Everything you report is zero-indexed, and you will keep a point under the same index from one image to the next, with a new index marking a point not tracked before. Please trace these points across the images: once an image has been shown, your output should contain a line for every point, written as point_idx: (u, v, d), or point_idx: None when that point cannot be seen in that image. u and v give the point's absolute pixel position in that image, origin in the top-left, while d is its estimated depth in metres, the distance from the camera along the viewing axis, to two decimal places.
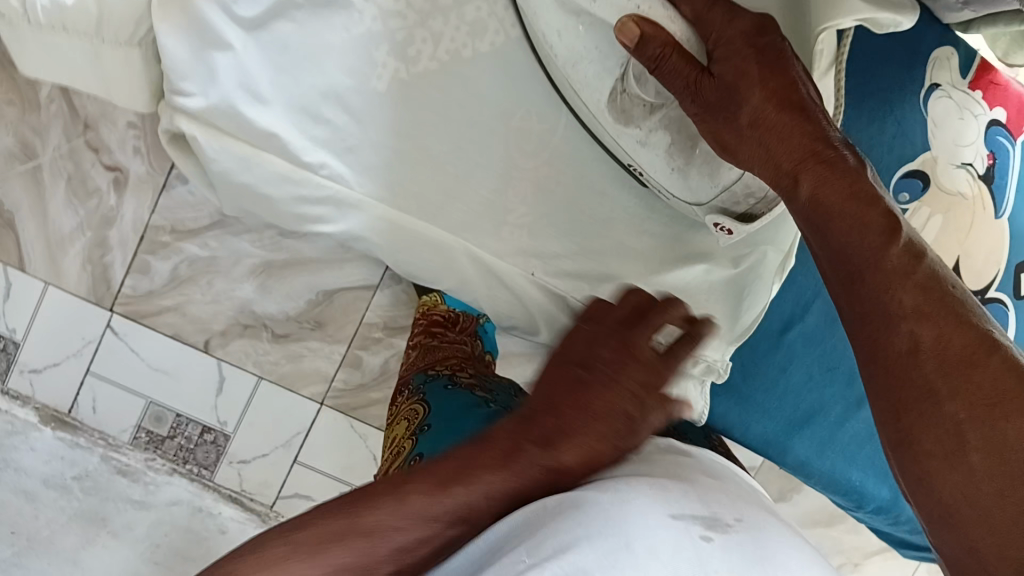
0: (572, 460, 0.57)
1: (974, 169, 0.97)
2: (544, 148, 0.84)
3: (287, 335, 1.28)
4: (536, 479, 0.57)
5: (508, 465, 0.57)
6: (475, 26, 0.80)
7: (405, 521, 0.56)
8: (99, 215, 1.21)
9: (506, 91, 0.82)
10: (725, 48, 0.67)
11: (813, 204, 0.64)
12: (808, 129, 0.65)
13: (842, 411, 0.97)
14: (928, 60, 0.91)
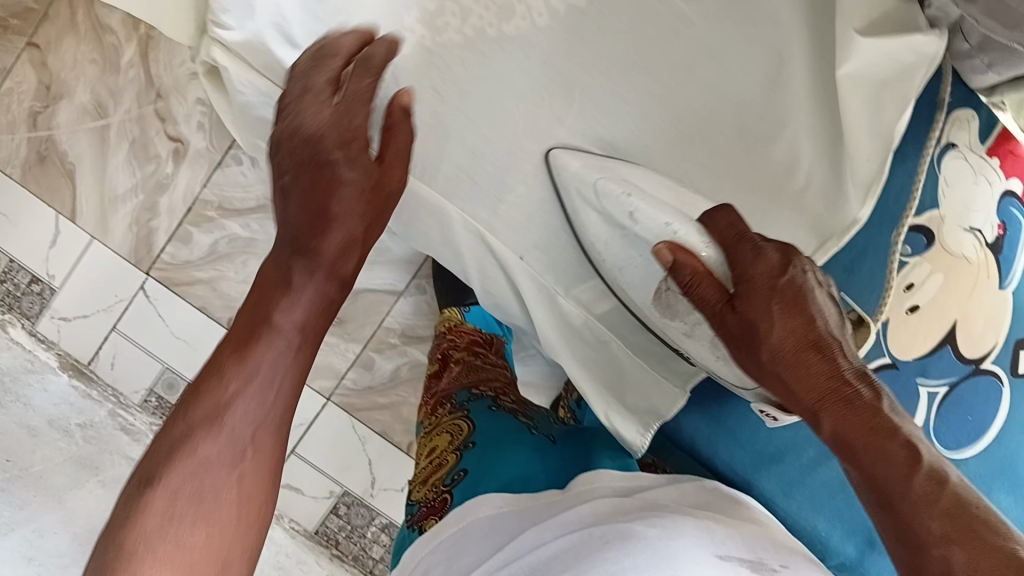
0: (336, 250, 0.52)
1: (982, 237, 0.67)
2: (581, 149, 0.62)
3: None
4: (329, 284, 0.52)
5: (292, 288, 0.50)
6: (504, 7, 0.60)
7: (237, 389, 0.45)
8: (154, 181, 1.07)
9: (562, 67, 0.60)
10: (746, 284, 0.49)
11: (840, 449, 0.45)
12: (822, 364, 0.46)
13: (817, 455, 0.68)
14: (950, 119, 0.66)
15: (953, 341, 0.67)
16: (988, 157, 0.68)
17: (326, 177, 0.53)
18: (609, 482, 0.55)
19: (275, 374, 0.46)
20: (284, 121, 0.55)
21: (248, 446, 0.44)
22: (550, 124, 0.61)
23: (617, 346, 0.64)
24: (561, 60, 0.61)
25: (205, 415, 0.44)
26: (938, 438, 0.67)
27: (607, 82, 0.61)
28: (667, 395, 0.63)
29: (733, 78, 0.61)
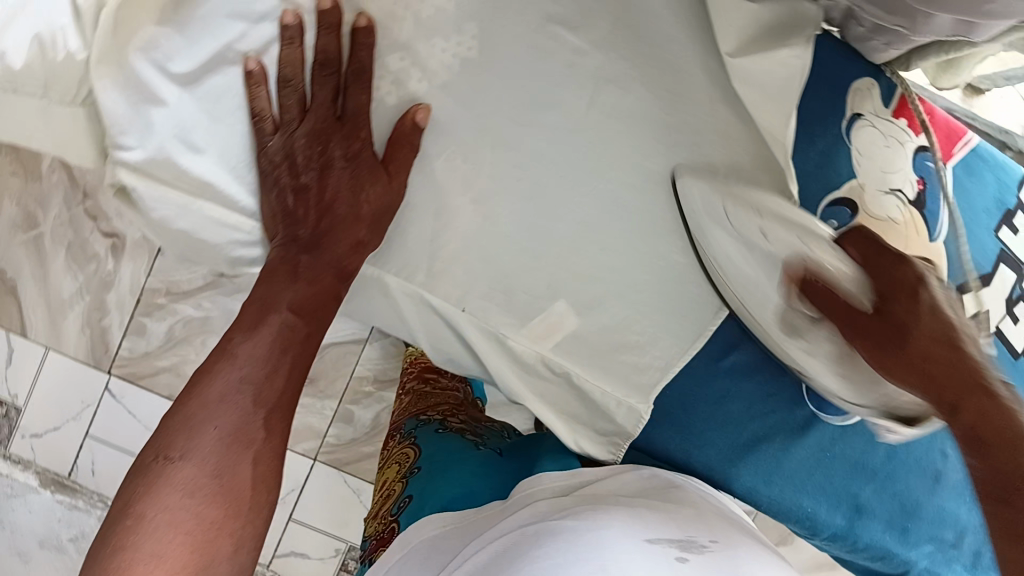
0: (340, 246, 0.57)
1: (904, 195, 0.69)
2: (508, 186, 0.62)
3: None
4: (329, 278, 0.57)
5: (300, 277, 0.56)
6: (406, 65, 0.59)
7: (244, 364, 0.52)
8: (98, 280, 1.05)
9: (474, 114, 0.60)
10: (892, 288, 0.53)
11: (975, 447, 0.50)
12: (960, 363, 0.51)
13: (788, 438, 0.69)
14: (851, 92, 0.67)
15: None
16: (895, 119, 0.69)
17: (337, 180, 0.56)
18: (548, 487, 0.63)
19: (257, 357, 0.52)
20: (287, 135, 0.56)
21: (255, 432, 0.50)
22: (471, 170, 0.61)
23: (578, 373, 0.65)
24: (464, 112, 0.60)
25: (214, 396, 0.50)
26: None
27: (518, 120, 0.61)
28: (628, 411, 0.67)
29: (635, 97, 0.62)
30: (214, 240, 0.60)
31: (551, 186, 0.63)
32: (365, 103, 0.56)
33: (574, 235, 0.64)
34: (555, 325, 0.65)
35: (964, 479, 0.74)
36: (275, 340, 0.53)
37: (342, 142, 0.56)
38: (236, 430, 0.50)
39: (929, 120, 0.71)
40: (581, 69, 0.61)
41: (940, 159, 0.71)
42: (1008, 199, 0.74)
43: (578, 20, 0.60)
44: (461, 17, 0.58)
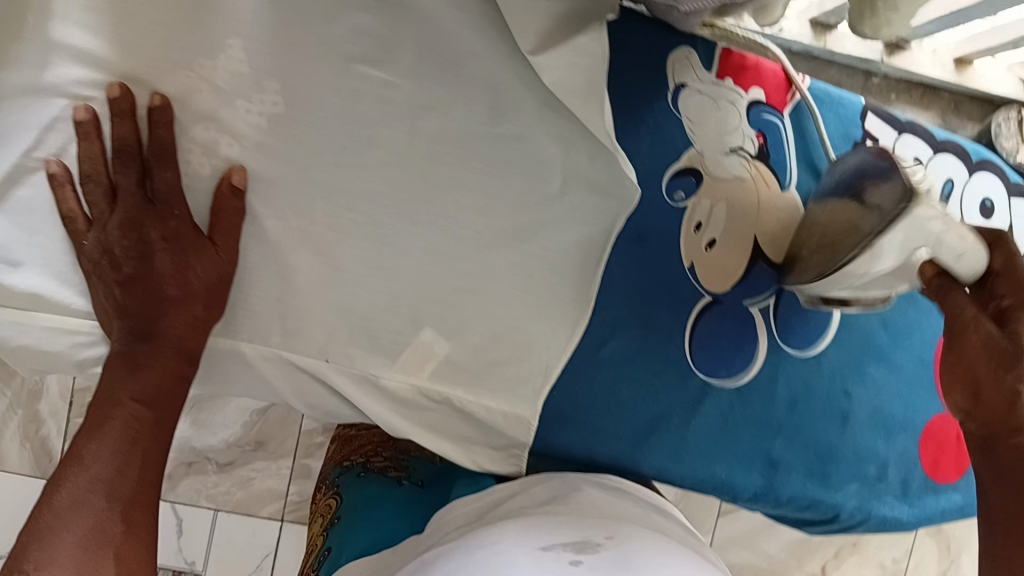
0: (175, 329, 0.56)
1: (746, 153, 0.70)
2: (361, 225, 0.62)
3: (232, 463, 1.26)
4: (170, 360, 0.56)
5: (138, 368, 0.56)
6: (229, 129, 0.59)
7: (90, 463, 0.53)
8: (27, 391, 1.03)
9: (309, 161, 0.60)
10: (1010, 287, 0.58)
11: None
12: None
13: (686, 412, 0.69)
14: (670, 63, 0.67)
15: (760, 253, 0.70)
16: (721, 80, 0.70)
17: (161, 263, 0.56)
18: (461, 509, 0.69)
19: (106, 453, 0.54)
20: (101, 231, 0.55)
21: (113, 527, 0.53)
22: (318, 217, 0.61)
23: (461, 395, 0.64)
24: (286, 167, 0.60)
25: (67, 504, 0.52)
26: (784, 343, 0.71)
27: (343, 164, 0.61)
28: (516, 422, 0.65)
29: (453, 118, 0.63)
30: (56, 348, 0.58)
31: (403, 214, 0.63)
32: (173, 179, 0.56)
33: (426, 262, 0.63)
34: (422, 354, 0.64)
35: (872, 412, 0.74)
36: (128, 438, 0.55)
37: (156, 223, 0.55)
38: (91, 531, 0.52)
39: (757, 73, 0.71)
40: (397, 102, 0.62)
41: (776, 109, 0.72)
42: (853, 131, 0.74)
43: (380, 56, 0.61)
44: (259, 76, 0.59)
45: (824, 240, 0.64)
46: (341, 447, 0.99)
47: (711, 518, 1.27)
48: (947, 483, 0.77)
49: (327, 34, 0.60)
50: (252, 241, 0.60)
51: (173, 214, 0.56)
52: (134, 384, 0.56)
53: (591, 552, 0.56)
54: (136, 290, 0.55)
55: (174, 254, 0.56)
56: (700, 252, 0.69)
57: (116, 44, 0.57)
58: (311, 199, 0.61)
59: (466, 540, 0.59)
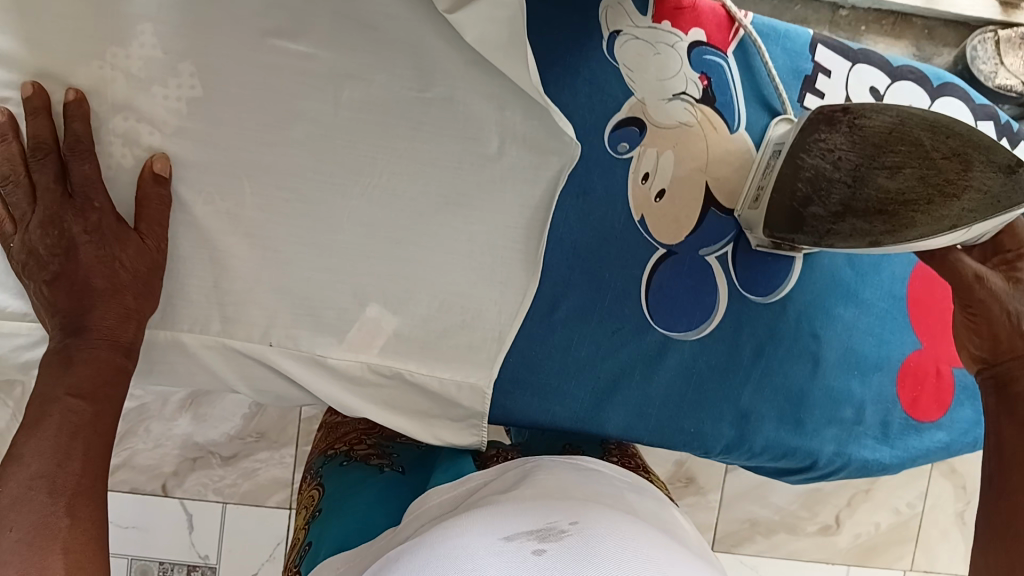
0: (107, 317, 0.56)
1: (689, 97, 0.67)
2: (293, 206, 0.61)
3: (235, 456, 1.29)
4: (106, 352, 0.56)
5: (74, 362, 0.55)
6: (143, 122, 0.58)
7: (28, 460, 0.52)
8: None
9: (233, 144, 0.59)
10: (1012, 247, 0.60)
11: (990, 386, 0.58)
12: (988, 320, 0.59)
13: (647, 368, 0.68)
14: (602, 10, 0.65)
15: (711, 199, 0.68)
16: (657, 23, 0.67)
17: (86, 255, 0.55)
18: (438, 502, 0.75)
19: (44, 446, 0.52)
20: (23, 232, 0.55)
21: (57, 524, 0.50)
22: (247, 202, 0.60)
23: (413, 368, 0.64)
24: (209, 153, 0.59)
25: (8, 502, 0.50)
26: (746, 290, 0.69)
27: (268, 144, 0.60)
28: (471, 392, 0.65)
29: (380, 85, 0.60)
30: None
31: (335, 191, 0.61)
32: (92, 171, 0.55)
33: (364, 236, 0.62)
34: (371, 328, 0.63)
35: (844, 352, 0.72)
36: (66, 431, 0.54)
37: (79, 216, 0.55)
38: (33, 524, 0.50)
39: (695, 13, 0.68)
40: (316, 74, 0.59)
41: (719, 49, 0.69)
42: (802, 65, 0.72)
43: (294, 27, 0.58)
44: (170, 58, 0.57)
45: (855, 210, 0.58)
46: (327, 436, 1.07)
47: (717, 474, 1.26)
48: (928, 421, 0.76)
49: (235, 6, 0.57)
50: (184, 230, 0.59)
51: (94, 208, 0.56)
52: (67, 377, 0.55)
53: (555, 538, 0.59)
54: (63, 286, 0.55)
55: (99, 248, 0.56)
56: (649, 203, 0.67)
57: (17, 38, 0.55)
58: (238, 182, 0.60)
59: (438, 533, 0.62)
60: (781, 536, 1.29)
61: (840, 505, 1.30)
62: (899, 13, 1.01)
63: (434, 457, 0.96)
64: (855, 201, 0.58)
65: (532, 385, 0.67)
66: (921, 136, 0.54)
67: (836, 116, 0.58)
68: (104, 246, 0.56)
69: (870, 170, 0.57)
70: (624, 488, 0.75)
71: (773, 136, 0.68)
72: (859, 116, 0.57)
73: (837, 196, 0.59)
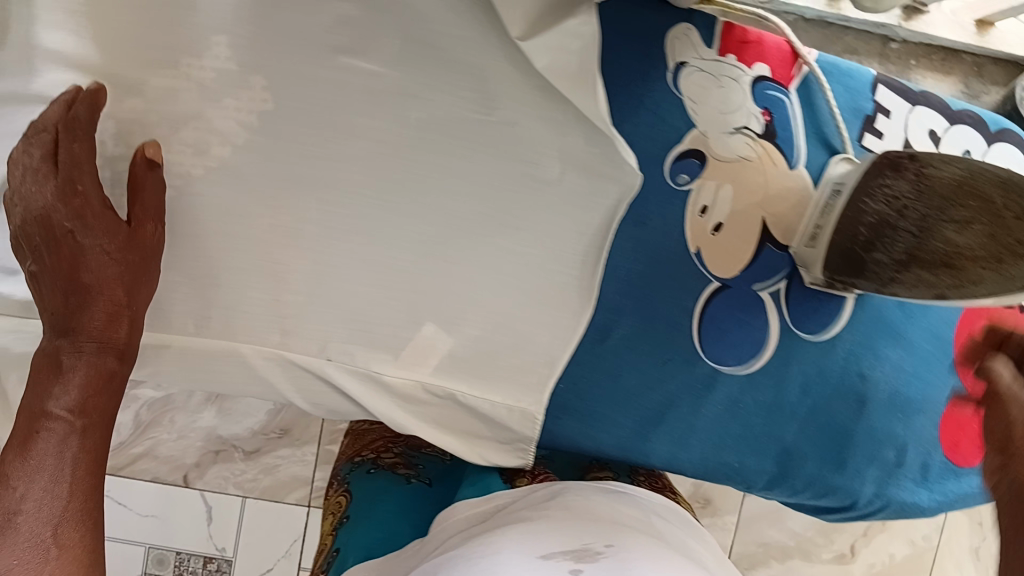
0: (98, 321, 0.56)
1: (751, 132, 0.67)
2: (352, 222, 0.61)
3: (257, 451, 1.31)
4: (101, 355, 0.57)
5: (65, 371, 0.56)
6: (207, 134, 0.58)
7: (21, 477, 0.54)
8: None
9: (298, 159, 0.60)
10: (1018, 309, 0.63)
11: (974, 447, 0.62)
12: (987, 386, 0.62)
13: (694, 400, 0.67)
14: (669, 42, 0.65)
15: (767, 235, 0.68)
16: (722, 56, 0.67)
17: (66, 249, 0.54)
18: (461, 515, 0.76)
19: (49, 460, 0.55)
20: (20, 216, 0.53)
21: (46, 550, 0.53)
22: (308, 217, 0.60)
23: (464, 388, 0.64)
24: (272, 165, 0.59)
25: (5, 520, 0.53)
26: (798, 327, 0.69)
27: (330, 160, 0.60)
28: (521, 416, 0.66)
29: (444, 107, 0.61)
30: None
31: (395, 209, 0.62)
32: (80, 165, 0.53)
33: (422, 254, 0.62)
34: (422, 345, 0.63)
35: (890, 393, 0.72)
36: (64, 442, 0.56)
37: (65, 210, 0.53)
38: (25, 549, 0.53)
39: (759, 48, 0.68)
40: (381, 93, 0.60)
41: (782, 84, 0.69)
42: (864, 104, 0.72)
43: (361, 44, 0.58)
44: (240, 70, 0.57)
45: (921, 260, 0.58)
46: (353, 442, 1.09)
47: (736, 497, 1.26)
48: (967, 466, 0.76)
49: (307, 23, 0.57)
50: (241, 242, 0.59)
51: (86, 196, 0.54)
52: (64, 379, 0.56)
53: (590, 561, 0.58)
54: (52, 280, 0.55)
55: (92, 241, 0.55)
56: (706, 235, 0.67)
57: (91, 46, 0.56)
58: (299, 195, 0.60)
59: (473, 548, 0.62)
60: (796, 562, 1.29)
61: (858, 534, 1.30)
62: (949, 49, 1.01)
63: (461, 470, 0.97)
64: (920, 250, 0.58)
65: (579, 410, 0.67)
66: (991, 191, 0.55)
67: (903, 164, 0.59)
68: (94, 236, 0.55)
69: (938, 222, 0.56)
70: (655, 512, 0.76)
71: (834, 174, 0.67)
72: (926, 166, 0.58)
73: (901, 245, 0.58)
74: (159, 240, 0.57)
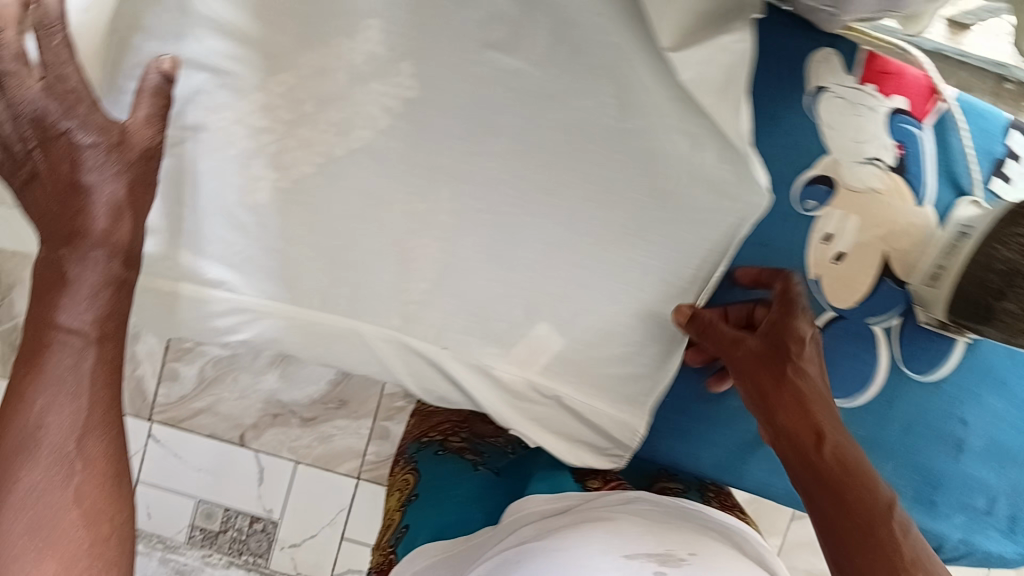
0: (102, 225, 0.50)
1: (882, 163, 0.66)
2: (481, 215, 0.62)
3: (314, 419, 1.28)
4: (113, 258, 0.50)
5: (72, 275, 0.49)
6: (351, 117, 0.58)
7: (37, 404, 0.47)
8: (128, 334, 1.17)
9: (433, 149, 0.60)
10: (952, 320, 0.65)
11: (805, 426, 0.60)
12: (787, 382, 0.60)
13: None
14: (811, 65, 0.64)
15: (887, 270, 0.68)
16: (861, 85, 0.65)
17: (60, 146, 0.49)
18: (534, 511, 0.72)
19: (69, 374, 0.48)
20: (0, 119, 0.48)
21: (72, 464, 0.46)
22: (439, 207, 0.61)
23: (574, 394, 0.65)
24: (412, 154, 0.60)
25: (18, 446, 0.46)
26: (906, 366, 0.69)
27: (469, 154, 0.61)
28: (623, 428, 0.67)
29: (585, 110, 0.60)
30: (188, 318, 0.61)
31: (523, 207, 0.62)
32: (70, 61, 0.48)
33: (547, 254, 0.63)
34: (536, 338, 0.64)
35: (988, 443, 0.72)
36: (84, 357, 0.48)
37: (60, 103, 0.48)
38: (46, 489, 0.46)
39: (899, 79, 0.66)
40: (525, 90, 0.60)
41: (915, 118, 0.67)
42: (993, 146, 0.70)
43: (514, 41, 0.59)
44: (393, 57, 0.58)
45: None
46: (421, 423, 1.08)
47: (784, 521, 1.25)
48: None
49: (459, 17, 0.58)
50: (376, 224, 0.61)
51: (73, 98, 0.48)
52: (75, 286, 0.49)
53: (674, 566, 0.59)
54: (44, 183, 0.49)
55: (85, 139, 0.49)
56: (826, 263, 0.67)
57: (253, 16, 0.56)
58: (434, 184, 0.61)
59: (552, 540, 0.62)
60: None
61: None
62: None
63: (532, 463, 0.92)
64: None
65: (681, 426, 0.69)
66: None
67: None
68: (87, 141, 0.49)
69: None
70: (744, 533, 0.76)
71: (959, 215, 0.66)
72: None
73: None
74: (156, 138, 0.52)
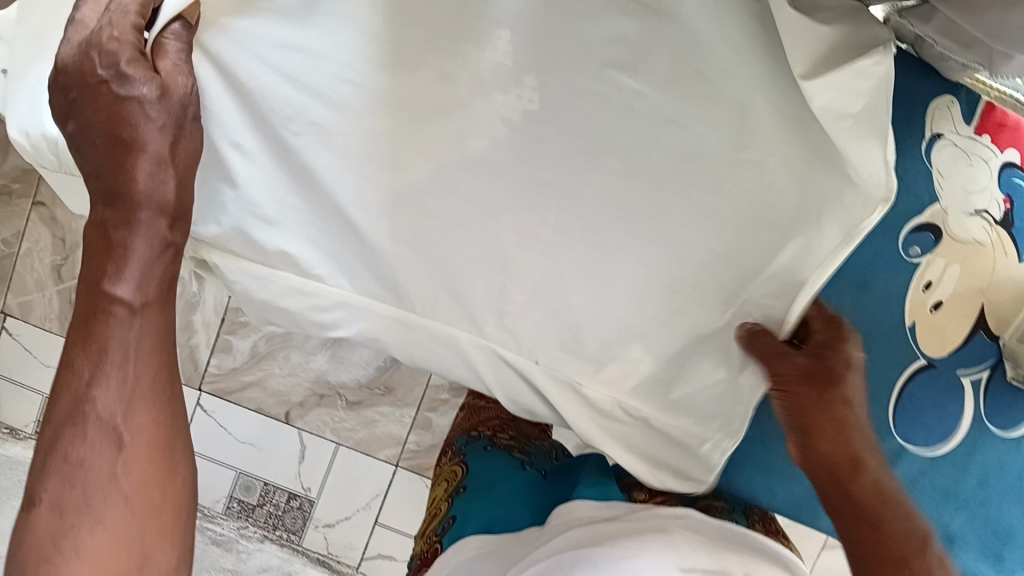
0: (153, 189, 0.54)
1: (990, 217, 0.66)
2: (584, 226, 0.61)
3: (359, 403, 1.23)
4: (159, 223, 0.55)
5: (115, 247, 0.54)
6: (466, 121, 0.59)
7: (88, 372, 0.52)
8: (185, 302, 1.19)
9: (541, 161, 0.60)
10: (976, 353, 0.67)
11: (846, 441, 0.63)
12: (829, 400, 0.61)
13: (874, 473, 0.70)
14: (929, 113, 0.63)
15: (983, 321, 0.68)
16: (978, 135, 0.65)
17: (104, 99, 0.52)
18: (581, 514, 0.67)
19: (124, 342, 0.53)
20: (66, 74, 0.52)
21: (118, 433, 0.53)
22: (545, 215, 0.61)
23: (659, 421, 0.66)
24: (523, 163, 0.60)
25: (72, 407, 0.52)
26: (990, 421, 0.69)
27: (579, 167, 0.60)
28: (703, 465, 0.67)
29: (698, 137, 0.58)
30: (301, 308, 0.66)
31: (629, 224, 0.60)
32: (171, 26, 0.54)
33: (645, 274, 0.61)
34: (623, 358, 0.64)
35: None
36: (135, 321, 0.54)
37: (101, 55, 0.51)
38: (100, 441, 0.52)
39: (1014, 133, 0.66)
40: (643, 111, 0.58)
41: None
42: None
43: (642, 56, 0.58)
44: (517, 70, 0.58)
45: None
46: (469, 419, 1.05)
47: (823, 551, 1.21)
48: None
49: (583, 34, 0.57)
50: (470, 231, 0.61)
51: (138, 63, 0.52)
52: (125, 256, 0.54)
53: None
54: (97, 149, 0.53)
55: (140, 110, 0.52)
56: (924, 312, 0.66)
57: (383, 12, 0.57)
58: (539, 195, 0.60)
59: (604, 551, 0.59)
60: None
61: None
62: None
63: (582, 464, 0.88)
64: None
65: None
66: None
67: None
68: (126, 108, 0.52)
69: None
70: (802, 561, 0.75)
71: None
72: None
73: None
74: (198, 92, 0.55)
